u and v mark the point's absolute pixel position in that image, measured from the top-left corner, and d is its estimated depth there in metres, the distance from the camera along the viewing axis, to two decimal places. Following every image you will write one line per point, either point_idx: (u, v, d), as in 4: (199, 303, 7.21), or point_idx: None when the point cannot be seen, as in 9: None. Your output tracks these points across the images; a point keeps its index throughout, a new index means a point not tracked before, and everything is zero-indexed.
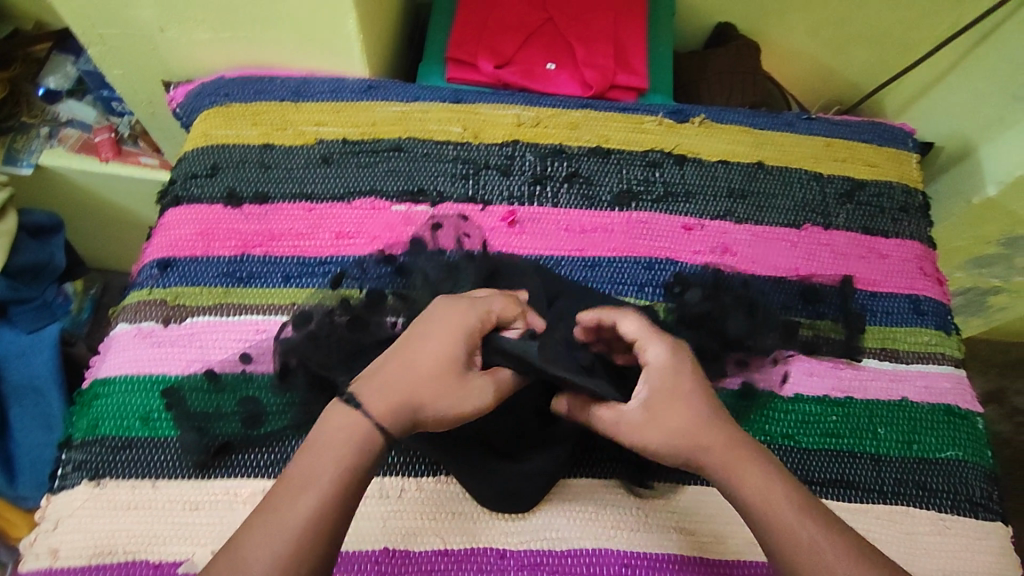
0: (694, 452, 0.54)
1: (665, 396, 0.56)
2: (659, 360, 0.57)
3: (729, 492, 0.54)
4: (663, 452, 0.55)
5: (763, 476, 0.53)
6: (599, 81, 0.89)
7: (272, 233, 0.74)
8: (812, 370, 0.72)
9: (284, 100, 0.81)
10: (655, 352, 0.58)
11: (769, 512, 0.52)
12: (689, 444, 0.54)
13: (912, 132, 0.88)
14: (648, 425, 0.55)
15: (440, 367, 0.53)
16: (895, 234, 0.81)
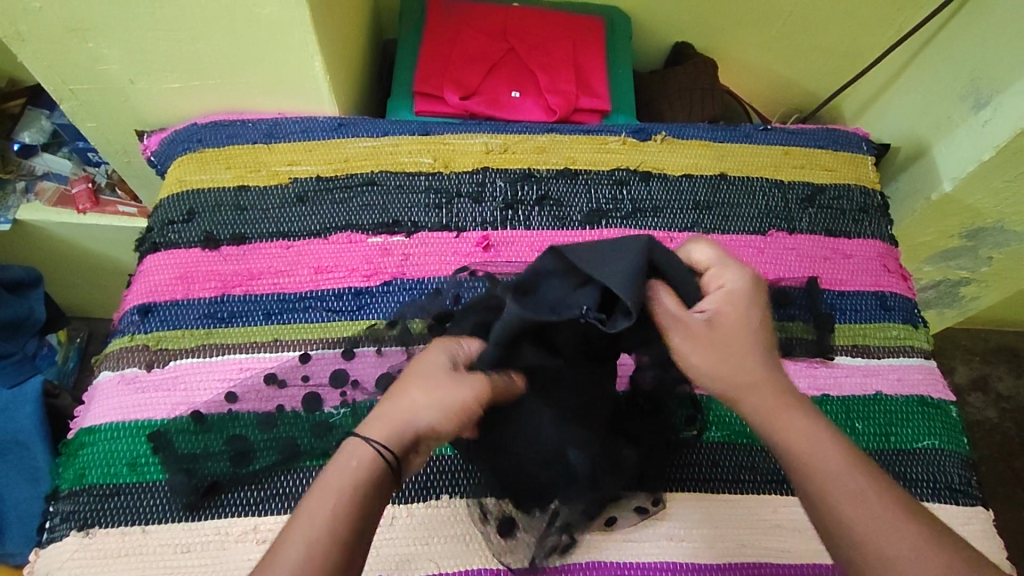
0: (736, 390, 0.53)
1: (732, 319, 0.54)
2: (736, 285, 0.56)
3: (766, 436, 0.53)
4: (704, 376, 0.54)
5: (808, 424, 0.52)
6: (563, 106, 0.92)
7: (251, 272, 0.75)
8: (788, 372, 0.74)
9: (257, 143, 0.83)
10: (731, 278, 0.56)
11: (816, 465, 0.50)
12: (735, 383, 0.53)
13: (865, 136, 0.92)
14: (700, 344, 0.53)
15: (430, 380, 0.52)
16: (858, 233, 0.84)
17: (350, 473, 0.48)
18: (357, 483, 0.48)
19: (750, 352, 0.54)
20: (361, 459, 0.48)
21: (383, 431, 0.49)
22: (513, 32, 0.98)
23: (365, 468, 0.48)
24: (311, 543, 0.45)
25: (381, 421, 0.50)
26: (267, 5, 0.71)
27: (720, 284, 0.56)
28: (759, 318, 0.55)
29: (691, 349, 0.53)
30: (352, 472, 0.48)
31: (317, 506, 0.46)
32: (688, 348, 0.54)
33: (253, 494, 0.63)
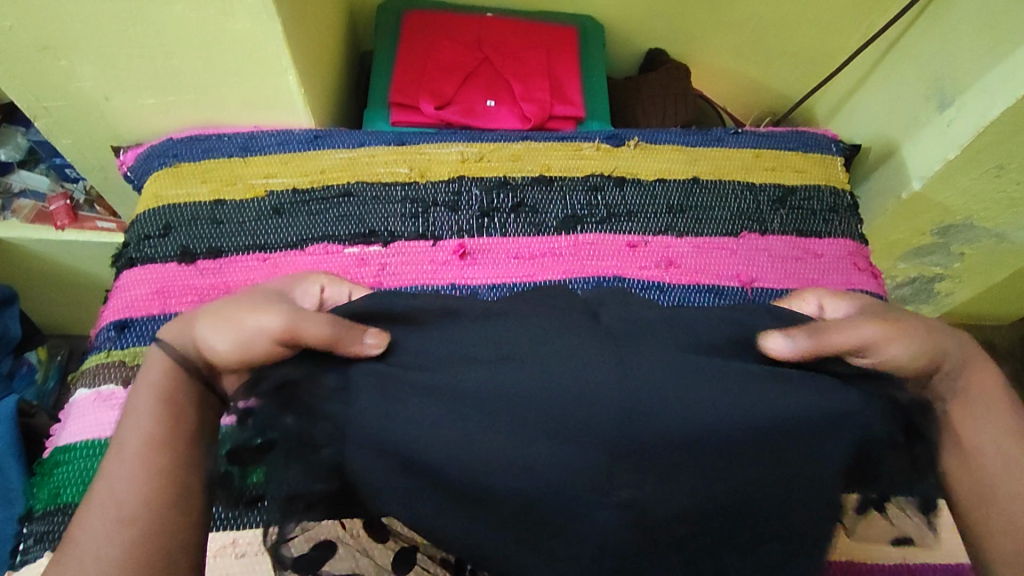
0: (943, 360, 0.57)
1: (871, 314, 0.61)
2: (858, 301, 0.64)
3: (964, 397, 0.57)
4: (925, 352, 0.56)
5: (993, 380, 0.59)
6: (537, 113, 0.93)
7: (228, 286, 0.75)
8: None
9: (233, 156, 0.84)
10: (829, 300, 0.66)
11: (969, 428, 0.55)
12: (938, 354, 0.56)
13: (834, 137, 0.94)
14: (898, 338, 0.56)
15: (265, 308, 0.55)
16: (829, 233, 0.85)
17: (148, 399, 0.52)
18: (159, 401, 0.52)
19: (932, 330, 0.58)
20: (157, 378, 0.54)
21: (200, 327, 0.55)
22: (487, 41, 0.99)
23: (166, 388, 0.53)
24: (126, 474, 0.48)
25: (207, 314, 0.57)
26: (239, 20, 0.71)
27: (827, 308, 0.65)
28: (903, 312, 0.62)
29: (892, 340, 0.55)
30: (156, 392, 0.53)
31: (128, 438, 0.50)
32: (896, 346, 0.55)
33: (235, 506, 0.63)
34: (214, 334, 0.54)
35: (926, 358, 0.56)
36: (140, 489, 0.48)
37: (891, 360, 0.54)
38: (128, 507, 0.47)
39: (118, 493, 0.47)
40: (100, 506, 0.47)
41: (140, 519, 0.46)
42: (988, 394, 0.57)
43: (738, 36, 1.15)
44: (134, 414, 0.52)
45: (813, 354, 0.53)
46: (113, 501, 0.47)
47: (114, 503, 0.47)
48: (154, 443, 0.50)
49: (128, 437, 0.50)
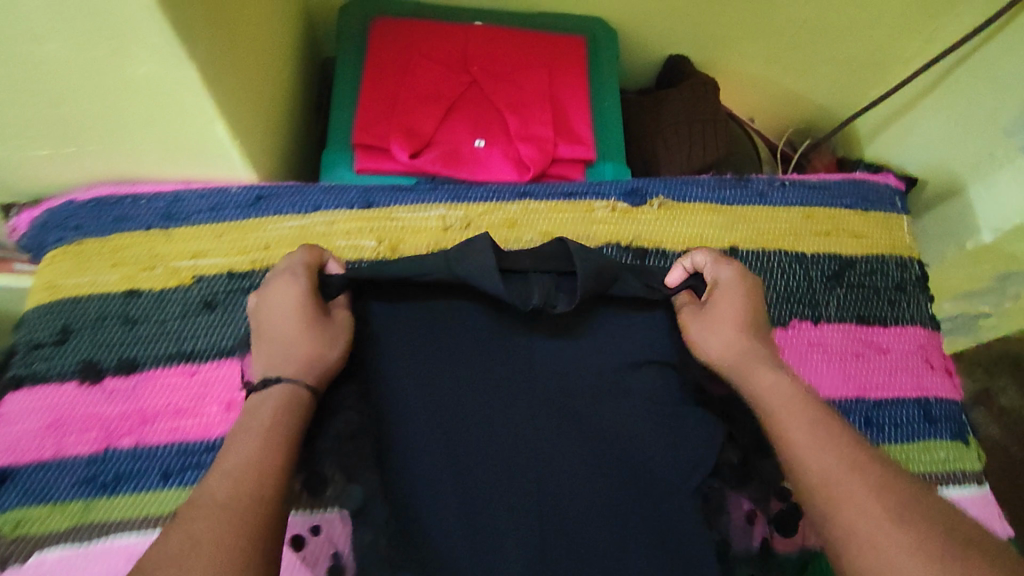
0: (747, 370, 0.50)
1: (723, 306, 0.54)
2: (722, 277, 0.56)
3: (753, 394, 0.49)
4: (715, 355, 0.52)
5: (791, 384, 0.48)
6: (539, 158, 0.73)
7: (142, 414, 0.59)
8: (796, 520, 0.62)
9: (151, 228, 0.66)
10: (722, 271, 0.56)
11: (784, 419, 0.46)
12: (744, 360, 0.51)
13: (900, 187, 0.76)
14: (705, 332, 0.53)
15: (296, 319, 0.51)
16: (895, 320, 0.70)
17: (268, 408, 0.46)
18: (278, 415, 0.46)
19: (754, 334, 0.52)
20: (270, 405, 0.47)
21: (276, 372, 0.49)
22: (476, 60, 0.78)
23: (282, 407, 0.46)
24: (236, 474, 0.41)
25: (274, 365, 0.49)
26: (140, 62, 0.50)
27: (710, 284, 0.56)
28: (756, 308, 0.54)
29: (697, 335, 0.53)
30: (270, 404, 0.46)
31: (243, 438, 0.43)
32: (703, 346, 0.53)
33: None
34: (308, 375, 0.49)
35: (728, 348, 0.52)
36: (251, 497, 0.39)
37: (696, 343, 0.53)
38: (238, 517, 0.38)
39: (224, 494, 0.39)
40: (203, 505, 0.39)
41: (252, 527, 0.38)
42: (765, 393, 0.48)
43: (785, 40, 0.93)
44: (245, 427, 0.45)
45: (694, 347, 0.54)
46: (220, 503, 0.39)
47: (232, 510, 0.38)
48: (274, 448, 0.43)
49: (243, 441, 0.43)
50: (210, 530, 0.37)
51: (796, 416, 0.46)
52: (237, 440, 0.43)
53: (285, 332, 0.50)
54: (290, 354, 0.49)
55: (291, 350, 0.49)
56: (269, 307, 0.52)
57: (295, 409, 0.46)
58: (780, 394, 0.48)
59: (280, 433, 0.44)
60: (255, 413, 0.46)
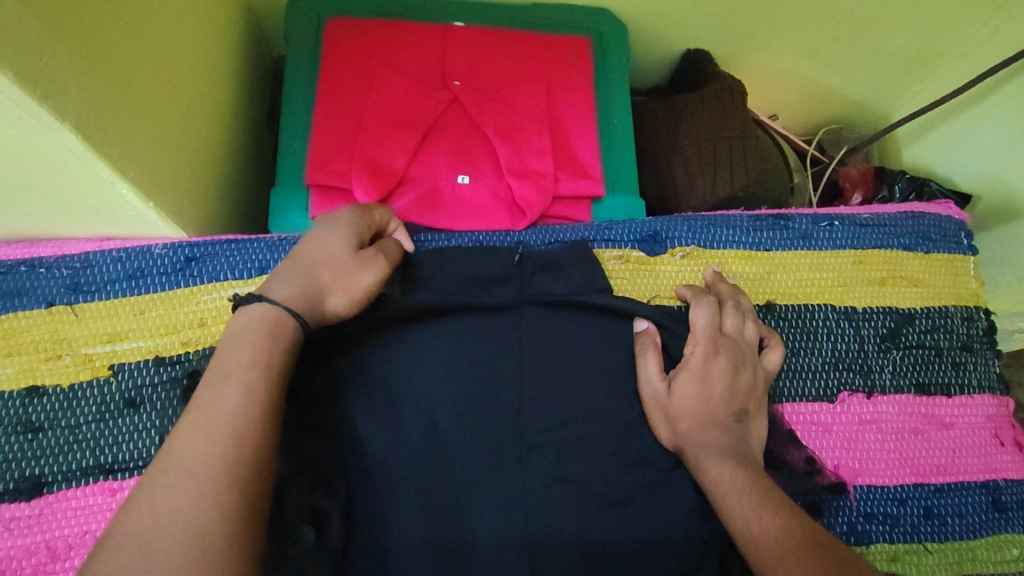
0: (701, 454, 0.48)
1: (690, 376, 0.51)
2: (698, 323, 0.54)
3: (718, 501, 0.46)
4: (676, 437, 0.50)
5: (743, 476, 0.46)
6: (534, 198, 0.61)
7: (50, 549, 0.47)
8: None
9: (56, 305, 0.53)
10: (701, 314, 0.54)
11: (730, 512, 0.45)
12: (700, 445, 0.48)
13: (963, 221, 0.65)
14: (666, 409, 0.50)
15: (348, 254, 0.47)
16: (960, 388, 0.59)
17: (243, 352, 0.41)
18: (267, 345, 0.42)
19: (714, 404, 0.50)
20: (253, 312, 0.43)
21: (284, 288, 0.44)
22: (457, 73, 0.65)
23: (274, 322, 0.43)
24: (205, 422, 0.37)
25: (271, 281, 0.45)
26: None
27: (691, 328, 0.54)
28: (727, 374, 0.51)
29: (655, 412, 0.51)
30: (251, 362, 0.40)
31: (224, 388, 0.39)
32: (664, 423, 0.50)
33: None
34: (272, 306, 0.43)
35: (708, 414, 0.50)
36: (239, 467, 0.36)
37: (655, 419, 0.51)
38: (219, 481, 0.36)
39: (200, 447, 0.37)
40: (163, 483, 0.35)
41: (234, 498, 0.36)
42: (716, 484, 0.46)
43: (821, 30, 0.79)
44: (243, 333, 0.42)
45: (655, 414, 0.51)
46: (188, 467, 0.36)
47: (212, 477, 0.36)
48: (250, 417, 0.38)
49: (239, 342, 0.42)
50: (180, 504, 0.34)
51: (744, 492, 0.45)
52: (209, 396, 0.39)
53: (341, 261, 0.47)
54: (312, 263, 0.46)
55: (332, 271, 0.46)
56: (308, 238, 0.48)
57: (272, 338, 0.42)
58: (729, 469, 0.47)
59: (252, 376, 0.40)
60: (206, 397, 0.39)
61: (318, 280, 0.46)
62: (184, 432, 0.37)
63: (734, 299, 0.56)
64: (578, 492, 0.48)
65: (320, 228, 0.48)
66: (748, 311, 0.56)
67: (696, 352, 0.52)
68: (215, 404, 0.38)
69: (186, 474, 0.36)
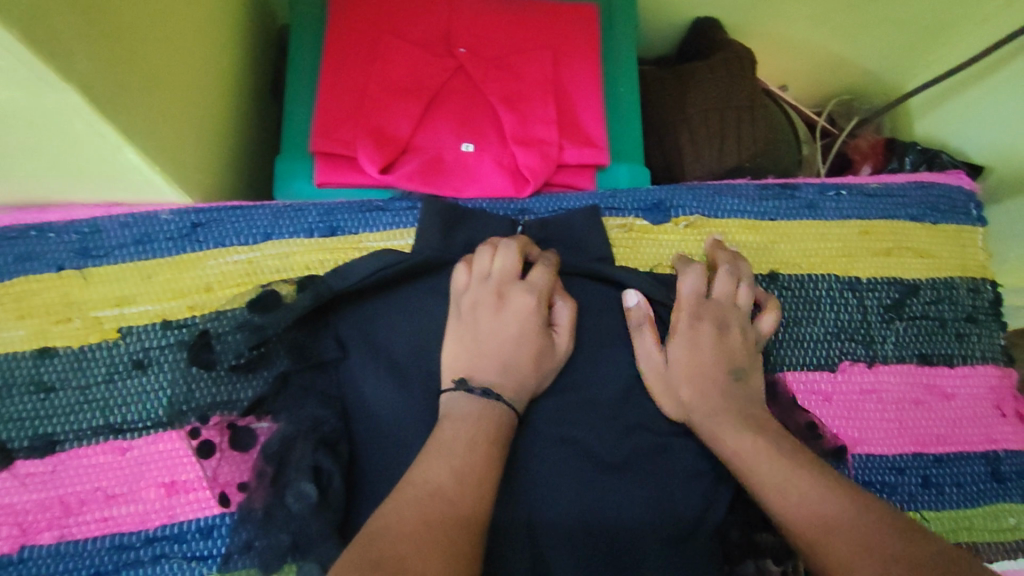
0: (709, 423, 0.48)
1: (690, 347, 0.51)
2: (691, 289, 0.54)
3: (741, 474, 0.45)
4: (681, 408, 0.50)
5: (758, 444, 0.45)
6: (538, 166, 0.61)
7: (65, 503, 0.49)
8: None
9: (64, 269, 0.54)
10: (692, 279, 0.54)
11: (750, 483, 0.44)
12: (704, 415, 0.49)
13: (974, 192, 0.64)
14: (669, 382, 0.51)
15: (538, 332, 0.51)
16: (963, 359, 0.59)
17: (476, 419, 0.45)
18: (484, 424, 0.45)
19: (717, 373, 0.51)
20: (475, 404, 0.46)
21: (488, 380, 0.48)
22: (461, 40, 0.64)
23: (487, 413, 0.46)
24: (457, 471, 0.41)
25: (483, 376, 0.48)
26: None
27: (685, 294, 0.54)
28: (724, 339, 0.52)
29: (658, 388, 0.51)
30: (479, 434, 0.44)
31: (466, 440, 0.43)
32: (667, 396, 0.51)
33: None
34: (503, 396, 0.47)
35: (700, 382, 0.50)
36: (474, 513, 0.39)
37: (660, 394, 0.51)
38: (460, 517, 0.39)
39: (449, 484, 0.40)
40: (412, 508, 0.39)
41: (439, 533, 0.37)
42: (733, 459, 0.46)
43: None
44: (460, 416, 0.45)
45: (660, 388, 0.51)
46: (437, 499, 0.39)
47: (457, 511, 0.39)
48: (468, 470, 0.41)
49: (470, 423, 0.45)
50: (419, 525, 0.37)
51: (767, 454, 0.45)
52: (453, 443, 0.43)
53: (528, 345, 0.50)
54: (513, 364, 0.49)
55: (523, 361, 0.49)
56: (502, 322, 0.50)
57: (506, 422, 0.46)
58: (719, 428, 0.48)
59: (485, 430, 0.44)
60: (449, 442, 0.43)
61: (517, 377, 0.49)
62: (429, 466, 0.42)
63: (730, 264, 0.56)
64: (578, 455, 0.49)
65: (496, 312, 0.51)
66: (745, 276, 0.55)
67: (686, 316, 0.53)
68: (456, 447, 0.43)
69: (433, 505, 0.39)
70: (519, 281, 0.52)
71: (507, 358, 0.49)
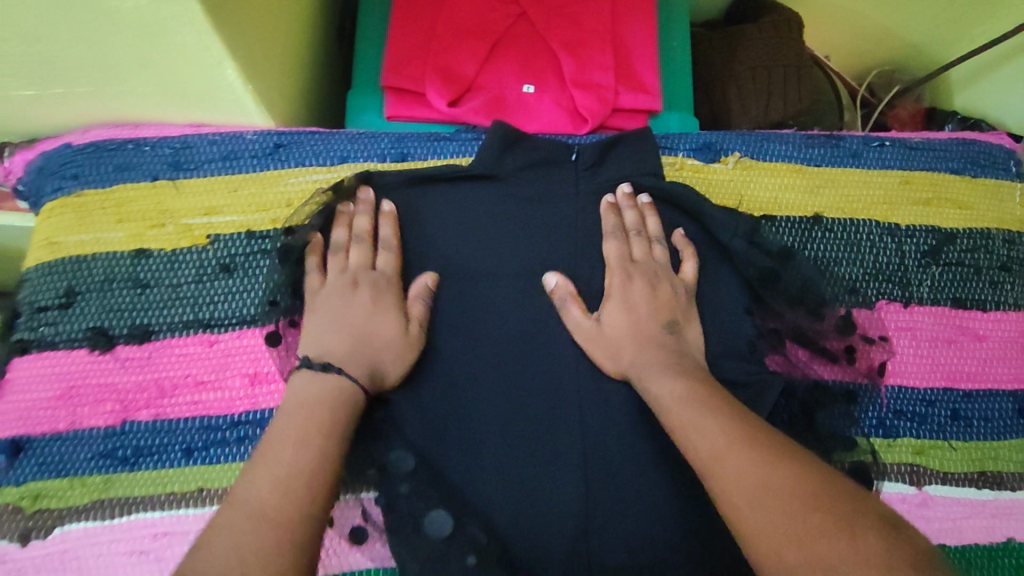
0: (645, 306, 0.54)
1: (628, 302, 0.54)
2: (615, 251, 0.57)
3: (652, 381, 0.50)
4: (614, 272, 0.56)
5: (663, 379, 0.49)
6: (595, 107, 0.64)
7: (160, 386, 0.54)
8: (905, 499, 0.56)
9: (159, 180, 0.58)
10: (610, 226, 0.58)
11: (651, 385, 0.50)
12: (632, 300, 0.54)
13: (1014, 150, 0.67)
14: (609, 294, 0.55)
15: (382, 320, 0.53)
16: (995, 305, 0.61)
17: (312, 398, 0.46)
18: (315, 414, 0.45)
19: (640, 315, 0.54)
20: (317, 386, 0.47)
21: (333, 355, 0.50)
22: None
23: (323, 400, 0.47)
24: (263, 487, 0.40)
25: (324, 347, 0.50)
26: None
27: (611, 244, 0.57)
28: (629, 301, 0.54)
29: (615, 257, 0.57)
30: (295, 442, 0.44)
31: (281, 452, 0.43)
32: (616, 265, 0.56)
33: None
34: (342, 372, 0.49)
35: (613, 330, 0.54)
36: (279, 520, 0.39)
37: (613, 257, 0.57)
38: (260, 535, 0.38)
39: (265, 494, 0.40)
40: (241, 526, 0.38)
41: (302, 491, 0.40)
42: (668, 375, 0.49)
43: None
44: (303, 400, 0.46)
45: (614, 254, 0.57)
46: (254, 514, 0.39)
47: (259, 527, 0.38)
48: (285, 480, 0.41)
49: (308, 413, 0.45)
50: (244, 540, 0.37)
51: (649, 378, 0.50)
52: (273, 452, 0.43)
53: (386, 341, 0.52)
54: (347, 343, 0.51)
55: (366, 344, 0.51)
56: (325, 302, 0.53)
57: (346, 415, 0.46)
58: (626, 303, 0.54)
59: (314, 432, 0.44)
60: (267, 439, 0.44)
61: (329, 346, 0.51)
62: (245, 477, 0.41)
63: (638, 227, 0.58)
64: None
65: (337, 297, 0.53)
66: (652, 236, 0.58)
67: (619, 233, 0.58)
68: (283, 451, 0.42)
69: (255, 519, 0.38)
70: (370, 268, 0.55)
71: (329, 330, 0.52)
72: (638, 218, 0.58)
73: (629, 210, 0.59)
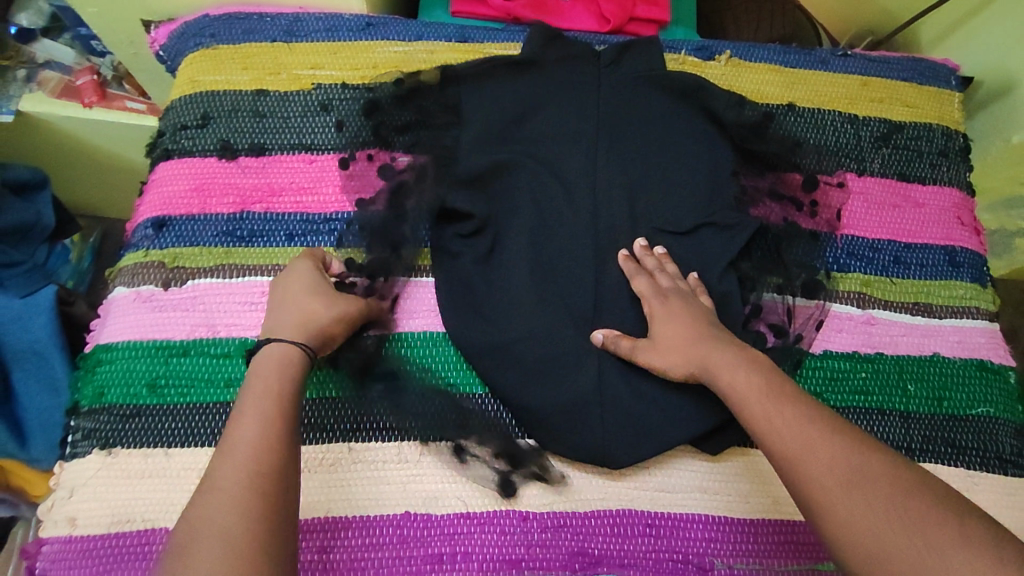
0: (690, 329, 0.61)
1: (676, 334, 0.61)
2: (643, 286, 0.64)
3: (719, 379, 0.57)
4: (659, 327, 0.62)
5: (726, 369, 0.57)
6: (618, 13, 0.81)
7: (272, 188, 0.70)
8: (851, 316, 0.70)
9: (276, 41, 0.75)
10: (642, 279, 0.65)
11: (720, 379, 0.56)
12: (687, 329, 0.61)
13: (956, 68, 0.82)
14: (660, 322, 0.62)
15: (307, 292, 0.60)
16: (933, 180, 0.76)
17: (265, 373, 0.52)
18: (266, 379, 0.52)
19: (689, 330, 0.61)
20: (267, 360, 0.54)
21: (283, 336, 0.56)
22: None
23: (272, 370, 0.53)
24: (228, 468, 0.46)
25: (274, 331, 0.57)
26: None
27: (642, 285, 0.64)
28: (674, 323, 0.61)
29: (646, 291, 0.64)
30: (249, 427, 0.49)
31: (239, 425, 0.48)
32: (654, 313, 0.63)
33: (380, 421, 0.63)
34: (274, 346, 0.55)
35: (670, 358, 0.60)
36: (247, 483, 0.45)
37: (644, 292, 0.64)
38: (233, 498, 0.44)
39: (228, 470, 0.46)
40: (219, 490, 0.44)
41: (269, 459, 0.47)
42: (729, 390, 0.56)
43: None
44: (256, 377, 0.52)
45: (646, 287, 0.64)
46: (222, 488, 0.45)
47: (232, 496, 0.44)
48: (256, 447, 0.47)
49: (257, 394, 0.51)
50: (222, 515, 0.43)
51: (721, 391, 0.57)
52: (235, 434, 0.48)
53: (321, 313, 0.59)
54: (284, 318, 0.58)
55: (288, 317, 0.58)
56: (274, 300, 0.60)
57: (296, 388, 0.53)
58: (675, 316, 0.62)
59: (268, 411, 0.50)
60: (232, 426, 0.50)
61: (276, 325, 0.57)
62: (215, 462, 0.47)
63: (660, 266, 0.65)
64: None
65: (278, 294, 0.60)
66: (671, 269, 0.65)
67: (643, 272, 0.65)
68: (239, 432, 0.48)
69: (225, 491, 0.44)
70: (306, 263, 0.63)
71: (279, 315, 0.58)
72: (654, 263, 0.66)
73: (647, 258, 0.66)
